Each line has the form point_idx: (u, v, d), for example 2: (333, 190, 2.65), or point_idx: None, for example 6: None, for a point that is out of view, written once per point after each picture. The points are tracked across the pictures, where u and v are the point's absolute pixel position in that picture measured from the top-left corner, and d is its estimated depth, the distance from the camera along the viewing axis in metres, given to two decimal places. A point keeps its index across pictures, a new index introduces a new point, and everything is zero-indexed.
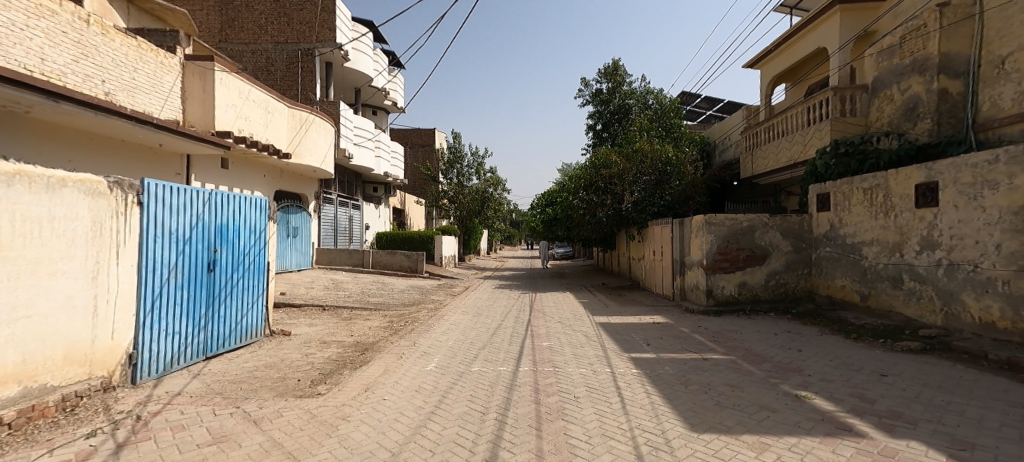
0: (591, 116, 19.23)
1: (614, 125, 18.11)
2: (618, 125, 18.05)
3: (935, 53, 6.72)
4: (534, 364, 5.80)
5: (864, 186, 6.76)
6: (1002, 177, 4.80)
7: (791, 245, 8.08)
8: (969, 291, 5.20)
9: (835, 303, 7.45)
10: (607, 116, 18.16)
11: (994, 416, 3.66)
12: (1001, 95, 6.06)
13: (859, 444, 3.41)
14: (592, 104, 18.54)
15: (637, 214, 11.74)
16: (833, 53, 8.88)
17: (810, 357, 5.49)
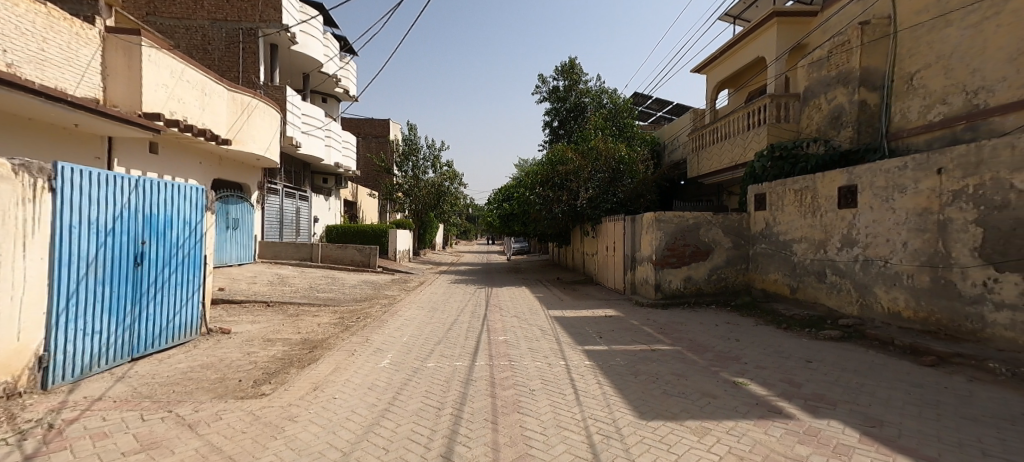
0: (548, 113, 19.46)
1: (570, 123, 18.45)
2: (574, 122, 18.38)
3: (857, 67, 7.38)
4: (491, 358, 5.83)
5: (796, 187, 7.31)
6: (909, 182, 5.39)
7: (731, 241, 8.62)
8: (879, 284, 5.82)
9: (768, 295, 8.05)
10: (563, 113, 18.46)
11: (899, 395, 4.14)
12: (909, 108, 6.80)
13: (787, 425, 3.74)
14: (549, 101, 18.75)
15: (592, 211, 12.01)
16: (771, 63, 9.52)
17: (747, 346, 5.91)
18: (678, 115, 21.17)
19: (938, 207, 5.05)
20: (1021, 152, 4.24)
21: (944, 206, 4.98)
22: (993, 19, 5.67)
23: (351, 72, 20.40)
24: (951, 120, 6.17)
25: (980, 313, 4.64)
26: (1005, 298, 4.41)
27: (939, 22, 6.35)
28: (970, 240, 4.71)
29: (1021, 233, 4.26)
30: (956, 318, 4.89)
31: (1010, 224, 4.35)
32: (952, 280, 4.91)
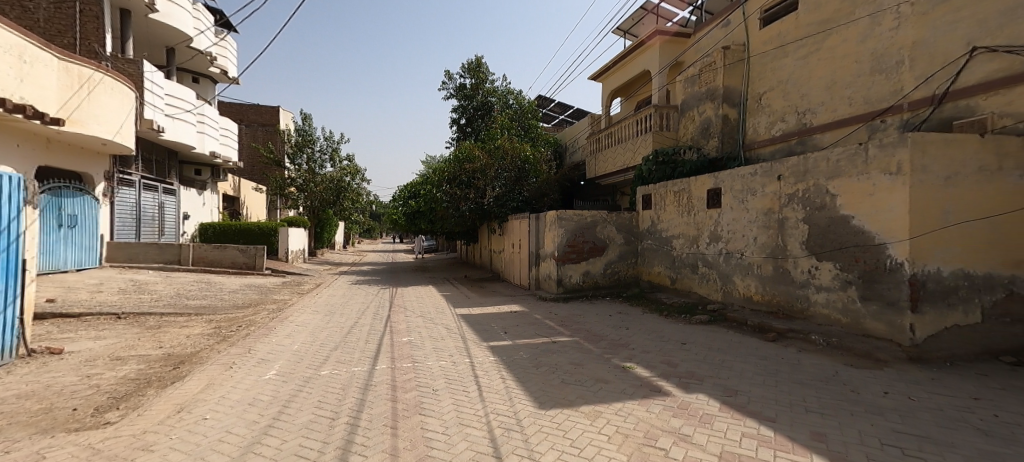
0: (455, 111, 19.32)
1: (477, 121, 18.52)
2: (481, 121, 18.49)
3: (721, 85, 8.50)
4: (392, 361, 5.61)
5: (675, 189, 8.20)
6: (758, 187, 6.37)
7: (623, 238, 9.36)
8: (738, 273, 6.79)
9: (653, 286, 8.93)
10: (470, 111, 18.46)
11: (750, 367, 4.87)
12: (759, 123, 8.03)
13: (665, 402, 4.18)
14: (456, 98, 18.65)
15: (498, 209, 12.18)
16: (655, 76, 10.54)
17: (635, 334, 6.48)
18: (577, 120, 22.50)
19: (779, 207, 6.03)
20: (834, 164, 5.25)
21: (783, 206, 5.97)
22: (816, 54, 6.94)
23: (229, 51, 18.17)
24: (788, 135, 7.41)
25: (807, 295, 5.67)
26: (824, 282, 5.43)
27: (780, 52, 7.59)
28: (801, 235, 5.71)
29: (834, 229, 5.28)
30: (791, 300, 5.91)
31: (827, 222, 5.35)
32: (789, 268, 5.91)
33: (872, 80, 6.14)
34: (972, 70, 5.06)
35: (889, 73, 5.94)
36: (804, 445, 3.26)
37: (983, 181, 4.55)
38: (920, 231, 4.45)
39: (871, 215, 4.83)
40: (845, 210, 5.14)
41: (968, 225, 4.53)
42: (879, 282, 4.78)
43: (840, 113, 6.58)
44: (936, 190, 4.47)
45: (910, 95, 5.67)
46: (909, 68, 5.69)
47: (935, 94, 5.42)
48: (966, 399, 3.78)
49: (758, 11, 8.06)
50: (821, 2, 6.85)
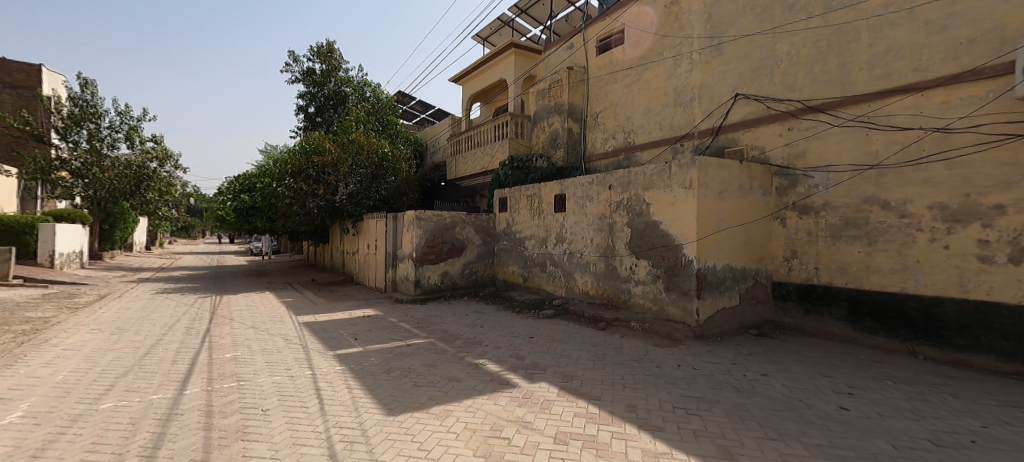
0: (301, 97, 17.43)
1: (328, 111, 17.01)
2: (333, 112, 17.04)
3: (567, 102, 9.44)
4: (210, 382, 4.72)
5: (527, 194, 8.78)
6: (594, 194, 7.24)
7: (480, 239, 9.63)
8: (578, 271, 7.59)
9: (508, 284, 9.41)
10: (320, 99, 16.86)
11: (585, 355, 5.48)
12: (596, 138, 9.16)
13: (512, 393, 4.42)
14: (303, 83, 16.86)
15: (352, 207, 11.36)
16: (510, 86, 11.15)
17: (488, 331, 6.72)
18: (438, 120, 22.46)
19: (609, 212, 6.95)
20: (648, 178, 6.27)
21: (612, 212, 6.89)
22: (637, 84, 8.21)
23: None
24: (617, 151, 8.60)
25: (629, 288, 6.66)
26: (641, 277, 6.44)
27: (611, 78, 8.78)
28: (625, 236, 6.66)
29: (648, 232, 6.29)
30: (617, 292, 6.86)
31: (643, 226, 6.36)
32: (617, 266, 6.85)
33: (675, 110, 7.53)
34: (736, 111, 6.62)
35: (686, 106, 7.37)
36: (621, 417, 3.80)
37: (741, 197, 5.98)
38: (703, 234, 5.62)
39: (672, 221, 5.89)
40: (655, 217, 6.17)
41: (732, 230, 5.89)
42: (677, 275, 5.86)
43: (654, 136, 7.91)
44: (713, 202, 5.71)
45: (699, 126, 7.14)
46: (698, 104, 7.15)
47: (714, 127, 6.92)
48: (730, 364, 4.90)
49: (595, 39, 9.20)
50: (641, 40, 8.16)
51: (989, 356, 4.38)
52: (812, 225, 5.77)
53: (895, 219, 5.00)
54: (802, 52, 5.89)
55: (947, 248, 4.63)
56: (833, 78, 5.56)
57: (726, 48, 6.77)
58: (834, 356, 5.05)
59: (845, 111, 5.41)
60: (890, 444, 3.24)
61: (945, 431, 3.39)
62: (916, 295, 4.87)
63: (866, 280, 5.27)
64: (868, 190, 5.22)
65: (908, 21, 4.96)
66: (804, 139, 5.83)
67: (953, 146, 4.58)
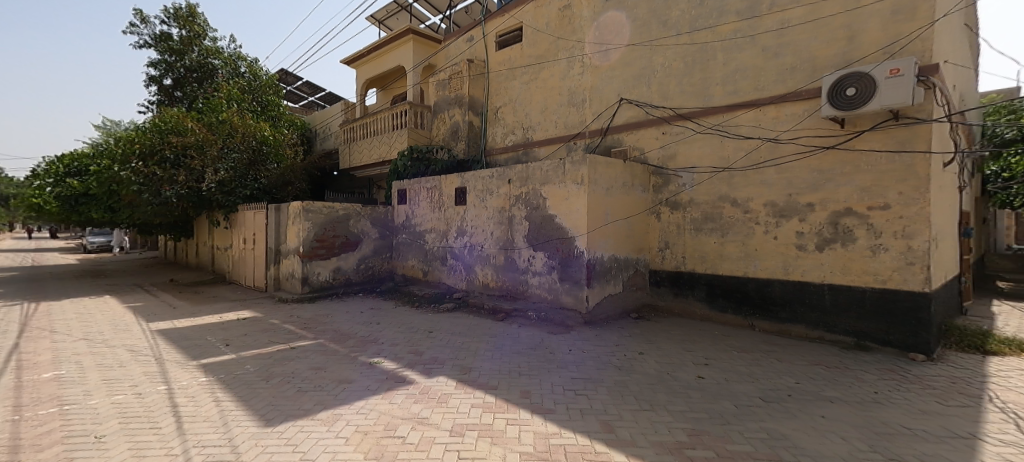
0: (153, 66, 14.78)
1: (189, 84, 14.64)
2: (196, 85, 14.71)
3: (467, 94, 9.42)
4: (19, 411, 3.78)
5: (427, 186, 8.57)
6: (494, 188, 7.35)
7: (377, 232, 9.17)
8: (478, 264, 7.67)
9: (406, 279, 9.14)
10: (179, 70, 14.47)
11: (484, 346, 5.57)
12: (496, 133, 9.29)
13: (408, 390, 4.29)
14: (155, 49, 14.31)
15: (223, 196, 9.99)
16: (409, 73, 10.74)
17: (385, 328, 6.44)
18: (330, 104, 20.81)
19: (509, 206, 7.11)
20: (544, 173, 6.54)
21: (511, 205, 7.07)
22: (534, 82, 8.50)
23: None
24: (516, 146, 8.85)
25: (527, 279, 6.91)
26: (537, 268, 6.73)
27: (511, 74, 8.96)
28: (523, 229, 6.88)
29: (544, 225, 6.58)
30: (516, 284, 7.08)
31: (540, 219, 6.62)
32: (515, 258, 7.06)
33: (569, 110, 7.96)
34: (620, 115, 7.23)
35: (578, 107, 7.84)
36: (516, 403, 3.93)
37: (625, 193, 6.55)
38: (592, 227, 6.05)
39: (566, 215, 6.24)
40: (550, 210, 6.47)
41: (617, 223, 6.44)
42: (570, 266, 6.23)
43: (549, 133, 8.28)
44: (601, 198, 6.17)
45: (590, 126, 7.65)
46: (589, 105, 7.65)
47: (602, 128, 7.47)
48: (613, 346, 5.37)
49: (494, 34, 9.29)
50: (537, 40, 8.45)
51: (803, 325, 5.45)
52: (681, 219, 6.57)
53: (742, 215, 5.92)
54: (673, 65, 6.63)
55: (777, 239, 5.62)
56: (697, 90, 6.35)
57: (613, 55, 7.33)
58: (696, 333, 5.84)
59: (706, 120, 6.24)
60: (733, 404, 3.85)
61: (772, 389, 4.13)
62: (755, 278, 5.83)
63: (720, 266, 6.17)
64: (722, 189, 6.10)
65: (751, 46, 5.88)
66: (674, 143, 6.59)
67: (781, 154, 5.57)
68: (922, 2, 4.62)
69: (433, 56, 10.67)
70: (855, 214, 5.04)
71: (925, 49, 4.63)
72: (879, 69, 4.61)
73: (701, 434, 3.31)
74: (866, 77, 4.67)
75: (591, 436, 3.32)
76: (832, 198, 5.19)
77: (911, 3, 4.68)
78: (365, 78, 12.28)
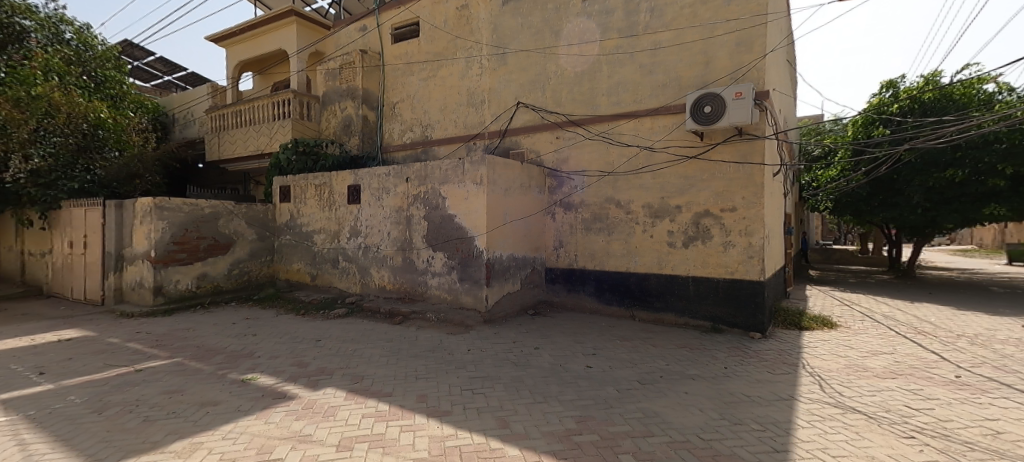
0: None
1: None
2: None
3: (360, 87, 8.90)
4: None
5: (315, 183, 7.89)
6: (391, 186, 7.05)
7: (255, 233, 8.20)
8: (374, 266, 7.31)
9: (291, 285, 8.34)
10: None
11: (378, 352, 5.30)
12: (393, 129, 8.95)
13: (288, 407, 3.88)
14: None
15: (40, 190, 8.03)
16: (292, 59, 9.79)
17: (263, 339, 5.77)
18: (195, 86, 18.06)
19: (407, 205, 6.88)
20: (444, 173, 6.44)
21: (409, 205, 6.84)
22: (433, 79, 8.36)
23: None
24: (414, 144, 8.61)
25: (426, 280, 6.75)
26: (436, 269, 6.62)
27: (408, 69, 8.69)
28: (422, 229, 6.72)
29: (444, 225, 6.49)
30: (413, 286, 6.88)
31: (439, 219, 6.53)
32: (413, 259, 6.86)
33: (468, 110, 7.98)
34: (517, 118, 7.45)
35: (477, 107, 7.89)
36: (410, 409, 3.80)
37: (522, 194, 6.76)
38: (491, 227, 6.14)
39: (465, 215, 6.23)
40: (450, 210, 6.41)
41: (515, 223, 6.61)
42: (469, 265, 6.25)
43: (449, 132, 8.21)
44: (499, 198, 6.28)
45: (488, 127, 7.75)
46: (487, 106, 7.75)
47: (501, 129, 7.61)
48: (510, 343, 5.51)
49: (389, 26, 8.92)
50: (435, 37, 8.30)
51: (673, 313, 6.17)
52: (573, 220, 6.99)
53: (624, 215, 6.49)
54: (564, 74, 7.03)
55: (653, 237, 6.28)
56: (585, 99, 6.82)
57: (510, 59, 7.52)
58: (586, 325, 6.27)
59: (593, 127, 6.73)
60: (615, 388, 4.20)
61: (647, 372, 4.60)
62: (635, 273, 6.45)
63: (607, 263, 6.70)
64: (608, 191, 6.63)
65: (630, 63, 6.48)
66: (567, 148, 6.99)
67: (656, 161, 6.23)
68: (757, 39, 5.53)
69: (321, 42, 9.95)
70: (712, 216, 5.84)
71: (760, 78, 5.56)
72: (727, 91, 5.43)
73: (587, 420, 3.55)
74: (718, 98, 5.46)
75: (486, 433, 3.34)
76: (695, 201, 5.96)
77: (750, 38, 5.58)
78: (238, 60, 10.89)
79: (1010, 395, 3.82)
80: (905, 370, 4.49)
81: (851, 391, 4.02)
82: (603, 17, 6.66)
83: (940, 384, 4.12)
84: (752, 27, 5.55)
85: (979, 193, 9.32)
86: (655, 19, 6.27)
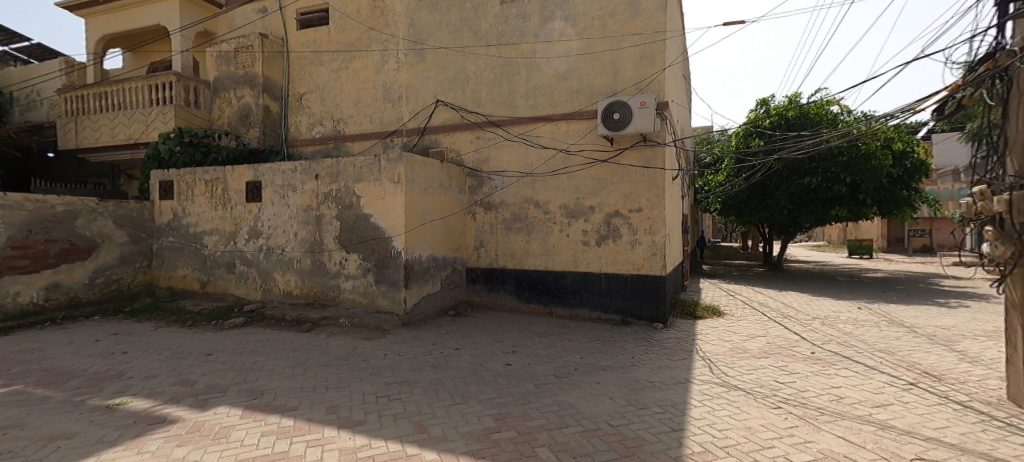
0: None
1: None
2: None
3: (260, 74, 8.11)
4: None
5: (205, 178, 7.04)
6: (297, 183, 6.52)
7: (126, 234, 7.08)
8: (277, 270, 6.71)
9: (174, 293, 7.35)
10: None
11: (281, 363, 4.87)
12: (300, 122, 8.31)
13: (169, 432, 3.35)
14: None
15: None
16: (174, 37, 8.62)
17: (137, 357, 4.99)
18: (43, 61, 15.13)
19: (316, 204, 6.42)
20: (358, 170, 6.11)
21: (319, 204, 6.39)
22: (345, 71, 7.90)
23: None
24: (325, 138, 8.07)
25: (338, 284, 6.36)
26: (350, 272, 6.27)
27: (316, 59, 8.12)
28: (334, 230, 6.31)
29: (358, 225, 6.16)
30: (324, 290, 6.44)
31: (353, 219, 6.19)
32: (324, 261, 6.43)
33: (383, 106, 7.67)
34: (436, 116, 7.33)
35: (393, 103, 7.61)
36: (319, 422, 3.53)
37: (441, 193, 6.66)
38: (409, 227, 5.96)
39: (382, 215, 5.98)
40: (364, 210, 6.10)
41: (434, 223, 6.49)
42: (385, 267, 6.00)
43: (363, 128, 7.82)
44: (418, 198, 6.12)
45: (406, 124, 7.52)
46: (405, 103, 7.52)
47: (419, 127, 7.44)
48: (429, 345, 5.39)
49: (294, 11, 8.26)
50: (347, 26, 7.85)
51: (587, 309, 6.49)
52: (493, 220, 7.05)
53: (542, 215, 6.69)
54: (483, 75, 7.05)
55: (569, 236, 6.56)
56: (504, 100, 6.91)
57: (428, 55, 7.37)
58: (506, 324, 6.35)
59: (512, 129, 6.84)
60: (533, 384, 4.31)
61: (563, 366, 4.79)
62: (553, 271, 6.68)
63: (526, 262, 6.85)
64: (527, 192, 6.78)
65: (546, 68, 6.69)
66: (487, 148, 7.02)
67: (571, 164, 6.51)
68: (658, 53, 6.05)
69: (210, 21, 9.00)
70: (621, 216, 6.25)
71: (661, 90, 6.08)
72: (633, 100, 5.84)
73: (506, 417, 3.59)
74: (626, 106, 5.86)
75: (402, 440, 3.22)
76: (606, 202, 6.33)
77: (651, 52, 6.08)
78: (103, 33, 9.32)
79: (850, 365, 4.61)
80: (776, 350, 5.20)
81: (735, 371, 4.55)
82: (520, 21, 6.80)
83: (801, 360, 4.84)
84: (653, 42, 6.05)
85: (828, 197, 11.14)
86: (569, 27, 6.55)
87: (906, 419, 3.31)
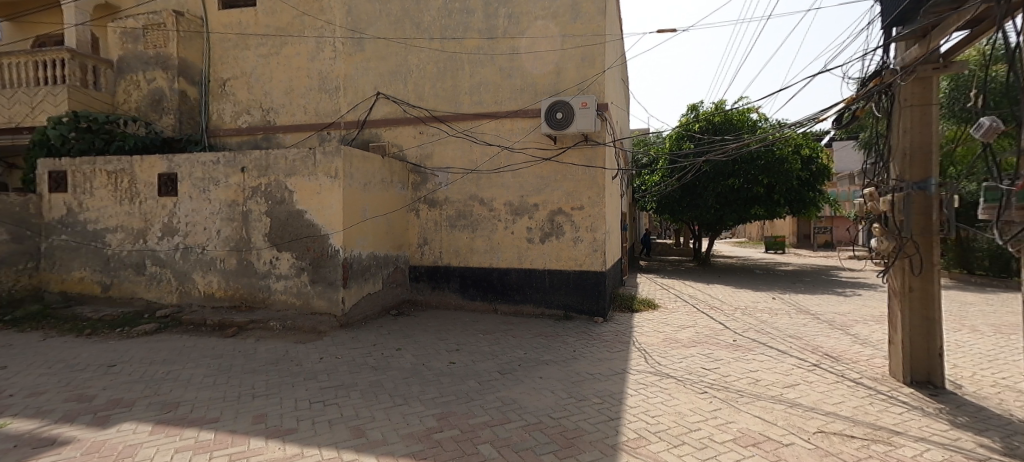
0: None
1: None
2: None
3: (174, 54, 7.37)
4: None
5: (108, 169, 6.28)
6: (220, 176, 6.00)
7: (5, 232, 6.11)
8: (196, 270, 6.14)
9: (69, 299, 6.50)
10: None
11: (200, 372, 4.46)
12: (223, 110, 7.67)
13: (60, 455, 2.95)
14: None
15: None
16: (68, 10, 7.64)
17: (19, 372, 4.34)
18: None
19: (242, 199, 5.95)
20: (290, 163, 5.73)
21: (246, 199, 5.93)
22: (275, 58, 7.38)
23: None
24: (252, 128, 7.51)
25: (268, 284, 5.94)
26: (282, 271, 5.88)
27: (242, 42, 7.51)
28: (263, 227, 5.89)
29: (290, 222, 5.80)
30: (252, 291, 6.00)
31: (285, 215, 5.81)
32: (251, 261, 5.98)
33: (319, 96, 7.27)
34: (377, 109, 7.07)
35: (330, 94, 7.23)
36: (244, 433, 3.28)
37: (383, 189, 6.44)
38: (348, 224, 5.71)
39: (317, 211, 5.66)
40: (298, 205, 5.75)
41: (374, 220, 6.25)
42: (321, 266, 5.69)
43: (296, 119, 7.36)
44: (357, 193, 5.87)
45: (344, 116, 7.18)
46: (342, 94, 7.17)
47: (358, 120, 7.13)
48: (369, 346, 5.20)
49: None
50: (276, 9, 7.32)
51: (531, 305, 6.59)
52: (436, 216, 6.93)
53: (487, 212, 6.68)
54: (426, 69, 6.89)
55: (513, 233, 6.60)
56: (448, 95, 6.81)
57: (367, 45, 7.08)
58: (450, 322, 6.28)
59: (457, 125, 6.76)
60: (476, 381, 4.30)
61: (506, 362, 4.82)
62: (497, 268, 6.69)
63: (470, 259, 6.81)
64: (471, 189, 6.74)
65: (490, 65, 6.67)
66: (430, 143, 6.89)
67: (516, 162, 6.56)
68: (598, 56, 6.25)
69: None
70: (564, 213, 6.39)
71: (601, 91, 6.30)
72: (575, 101, 5.98)
73: (448, 416, 3.54)
74: (568, 106, 6.00)
75: (337, 446, 3.07)
76: (550, 200, 6.44)
77: (592, 55, 6.27)
78: None
79: (765, 351, 5.05)
80: (703, 339, 5.58)
81: (667, 360, 4.82)
82: (465, 16, 6.72)
83: (724, 348, 5.23)
84: (593, 45, 6.25)
85: (748, 197, 12.15)
86: (512, 25, 6.57)
87: (810, 397, 3.68)
